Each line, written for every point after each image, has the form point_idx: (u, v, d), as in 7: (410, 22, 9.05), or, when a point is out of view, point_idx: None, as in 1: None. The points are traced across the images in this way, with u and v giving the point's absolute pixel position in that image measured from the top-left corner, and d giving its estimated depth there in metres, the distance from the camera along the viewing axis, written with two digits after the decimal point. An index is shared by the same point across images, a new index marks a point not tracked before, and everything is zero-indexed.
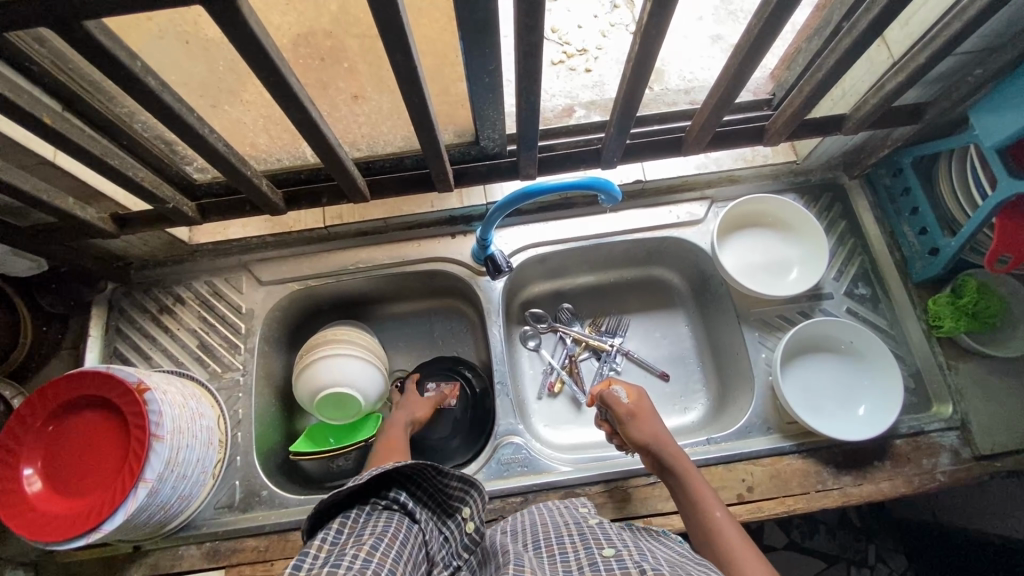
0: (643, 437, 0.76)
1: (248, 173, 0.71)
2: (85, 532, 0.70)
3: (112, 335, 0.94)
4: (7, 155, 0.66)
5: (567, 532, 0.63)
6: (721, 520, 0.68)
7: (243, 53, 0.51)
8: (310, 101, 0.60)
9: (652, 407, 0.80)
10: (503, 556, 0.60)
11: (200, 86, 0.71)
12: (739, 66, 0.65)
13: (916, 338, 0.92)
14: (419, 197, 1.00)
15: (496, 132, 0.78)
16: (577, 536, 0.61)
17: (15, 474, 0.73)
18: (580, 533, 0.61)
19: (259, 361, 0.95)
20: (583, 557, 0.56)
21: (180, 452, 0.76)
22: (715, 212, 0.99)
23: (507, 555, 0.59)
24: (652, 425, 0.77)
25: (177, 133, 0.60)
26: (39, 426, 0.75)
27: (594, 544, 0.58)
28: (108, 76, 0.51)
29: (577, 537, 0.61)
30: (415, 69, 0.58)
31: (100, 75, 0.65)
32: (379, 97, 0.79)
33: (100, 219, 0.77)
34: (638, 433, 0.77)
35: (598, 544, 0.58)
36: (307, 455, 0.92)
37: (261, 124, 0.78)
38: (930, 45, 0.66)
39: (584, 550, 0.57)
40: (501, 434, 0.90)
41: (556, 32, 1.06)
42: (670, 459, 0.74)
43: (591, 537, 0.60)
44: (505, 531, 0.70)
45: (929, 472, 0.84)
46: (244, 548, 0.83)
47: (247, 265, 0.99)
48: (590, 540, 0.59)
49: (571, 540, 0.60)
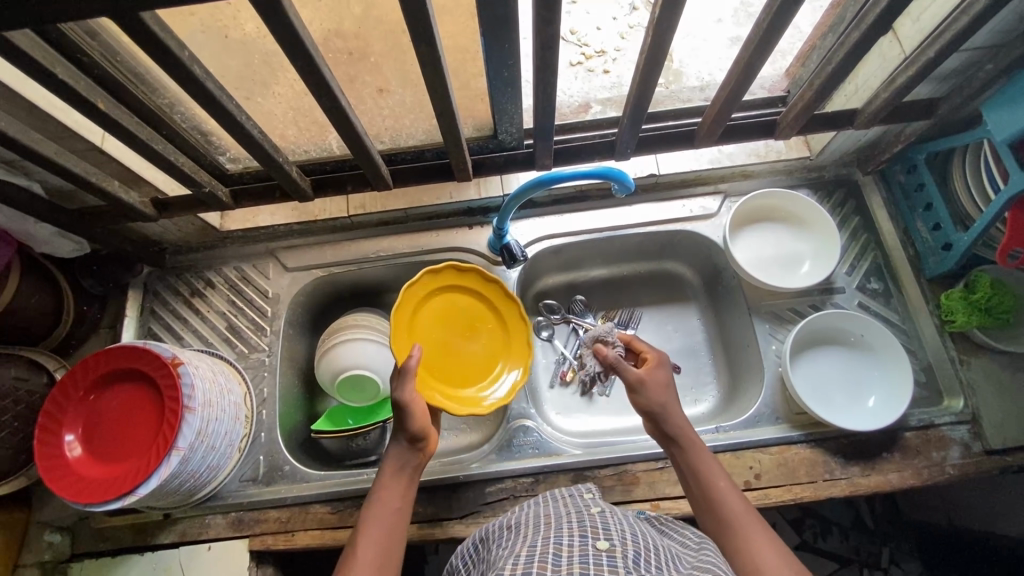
0: (658, 403, 0.75)
1: (281, 160, 0.76)
2: (121, 496, 0.74)
3: (146, 316, 1.00)
4: (60, 140, 0.72)
5: (568, 519, 0.62)
6: (725, 492, 0.67)
7: (283, 43, 0.55)
8: (341, 90, 0.64)
9: (666, 376, 0.78)
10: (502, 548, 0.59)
11: (237, 78, 0.76)
12: (750, 58, 0.67)
13: (928, 333, 0.92)
14: (438, 189, 1.03)
15: (514, 126, 0.81)
16: (575, 523, 0.60)
17: (58, 439, 0.78)
18: (580, 520, 0.61)
19: (284, 343, 1.00)
20: (575, 545, 0.55)
21: (210, 424, 0.80)
22: (728, 207, 1.01)
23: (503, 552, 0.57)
24: (663, 391, 0.76)
25: (217, 119, 0.64)
26: (81, 396, 0.80)
27: (590, 533, 0.58)
28: (160, 65, 0.55)
29: (576, 524, 0.60)
30: (439, 61, 0.61)
31: (146, 68, 0.70)
32: (403, 91, 0.83)
33: (142, 203, 0.82)
34: (652, 398, 0.75)
35: (593, 534, 0.57)
36: (327, 434, 0.95)
37: (291, 116, 0.83)
38: (939, 40, 0.67)
39: (579, 538, 0.56)
40: (513, 418, 0.93)
41: (575, 34, 1.09)
42: (675, 429, 0.74)
43: (589, 525, 0.59)
44: (504, 524, 0.68)
45: (938, 465, 0.85)
46: (266, 519, 0.88)
47: (273, 252, 1.03)
48: (586, 528, 0.59)
49: (568, 526, 0.60)
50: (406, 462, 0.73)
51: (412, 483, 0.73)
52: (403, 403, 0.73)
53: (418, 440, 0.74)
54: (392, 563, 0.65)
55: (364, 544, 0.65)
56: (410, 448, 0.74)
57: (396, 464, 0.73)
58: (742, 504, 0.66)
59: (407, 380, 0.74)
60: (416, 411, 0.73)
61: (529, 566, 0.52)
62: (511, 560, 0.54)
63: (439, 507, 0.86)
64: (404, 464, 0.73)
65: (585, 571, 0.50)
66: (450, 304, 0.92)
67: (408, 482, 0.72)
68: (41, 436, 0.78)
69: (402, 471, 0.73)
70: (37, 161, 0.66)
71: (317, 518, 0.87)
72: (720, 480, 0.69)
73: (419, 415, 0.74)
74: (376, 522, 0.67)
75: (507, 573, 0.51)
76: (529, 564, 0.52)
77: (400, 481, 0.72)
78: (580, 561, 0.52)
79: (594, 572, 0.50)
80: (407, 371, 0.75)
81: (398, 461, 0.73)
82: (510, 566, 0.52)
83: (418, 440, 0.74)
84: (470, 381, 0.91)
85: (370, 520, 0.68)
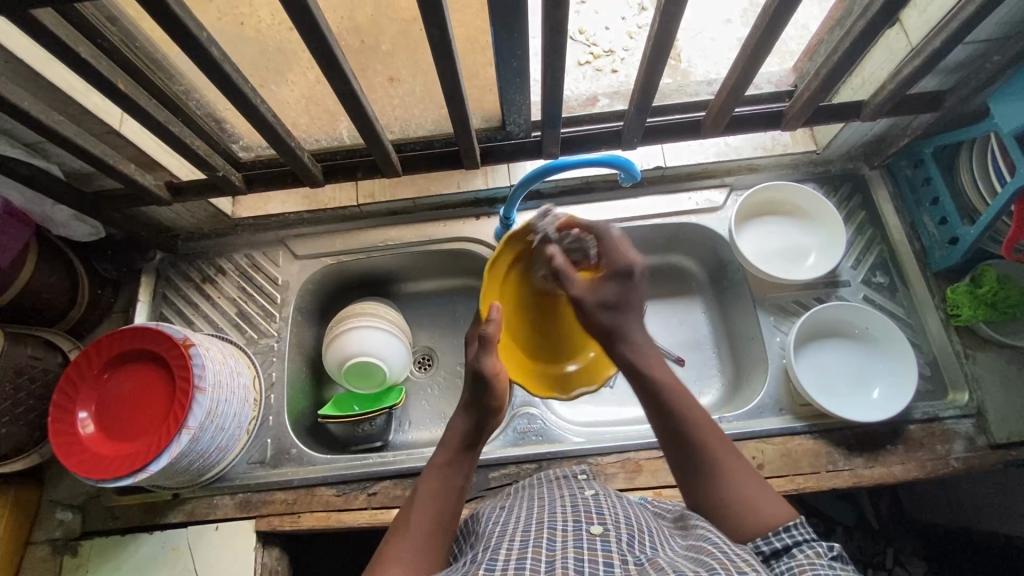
0: (610, 324, 0.70)
1: (294, 146, 0.77)
2: (132, 472, 0.75)
3: (158, 301, 1.02)
4: (80, 122, 0.74)
5: (562, 503, 0.62)
6: (695, 416, 0.63)
7: (299, 26, 0.57)
8: (353, 74, 0.65)
9: (628, 285, 0.71)
10: (497, 529, 0.59)
11: (251, 65, 0.77)
12: (756, 46, 0.68)
13: (933, 326, 0.92)
14: (446, 178, 1.05)
15: (522, 117, 0.82)
16: (569, 508, 0.60)
17: (72, 416, 0.80)
18: (574, 505, 0.61)
19: (293, 330, 1.01)
20: (569, 530, 0.55)
21: (220, 405, 0.82)
22: (734, 200, 1.01)
23: (497, 535, 0.57)
24: (618, 310, 0.70)
25: (233, 101, 0.66)
26: (95, 374, 0.82)
27: (584, 517, 0.58)
28: (179, 46, 0.57)
29: (570, 508, 0.60)
30: (450, 46, 0.62)
31: (164, 54, 0.72)
32: (413, 80, 0.84)
33: (157, 187, 0.84)
34: (606, 319, 0.70)
35: (587, 519, 0.57)
36: (332, 419, 0.95)
37: (303, 104, 0.84)
38: (945, 30, 0.68)
39: (573, 523, 0.57)
40: (518, 405, 0.94)
41: (583, 34, 1.09)
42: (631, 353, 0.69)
43: (583, 509, 0.59)
44: (498, 505, 0.69)
45: (943, 458, 0.85)
46: (273, 500, 0.89)
47: (283, 240, 1.05)
48: (580, 512, 0.59)
49: (562, 511, 0.60)
50: (472, 440, 0.69)
51: (474, 463, 0.69)
52: (484, 375, 0.69)
53: (487, 421, 0.70)
54: (445, 541, 0.61)
55: (418, 516, 0.61)
56: (478, 424, 0.69)
57: (458, 448, 0.67)
58: (710, 427, 0.63)
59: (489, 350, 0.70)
60: (496, 386, 0.69)
61: (524, 551, 0.52)
62: (505, 544, 0.54)
63: None
64: (470, 440, 0.69)
65: (580, 556, 0.50)
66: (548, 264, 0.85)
67: (471, 460, 0.68)
68: (55, 413, 0.80)
69: (467, 448, 0.68)
70: (58, 141, 0.67)
71: (323, 501, 0.88)
72: (686, 403, 0.64)
73: (499, 392, 0.71)
74: (433, 494, 0.63)
75: (501, 558, 0.51)
76: (523, 548, 0.52)
77: (463, 457, 0.67)
78: (575, 546, 0.52)
79: (589, 558, 0.50)
80: (487, 341, 0.71)
81: (465, 436, 0.68)
82: (505, 550, 0.52)
83: (488, 417, 0.70)
84: (573, 352, 0.87)
85: (425, 492, 0.64)
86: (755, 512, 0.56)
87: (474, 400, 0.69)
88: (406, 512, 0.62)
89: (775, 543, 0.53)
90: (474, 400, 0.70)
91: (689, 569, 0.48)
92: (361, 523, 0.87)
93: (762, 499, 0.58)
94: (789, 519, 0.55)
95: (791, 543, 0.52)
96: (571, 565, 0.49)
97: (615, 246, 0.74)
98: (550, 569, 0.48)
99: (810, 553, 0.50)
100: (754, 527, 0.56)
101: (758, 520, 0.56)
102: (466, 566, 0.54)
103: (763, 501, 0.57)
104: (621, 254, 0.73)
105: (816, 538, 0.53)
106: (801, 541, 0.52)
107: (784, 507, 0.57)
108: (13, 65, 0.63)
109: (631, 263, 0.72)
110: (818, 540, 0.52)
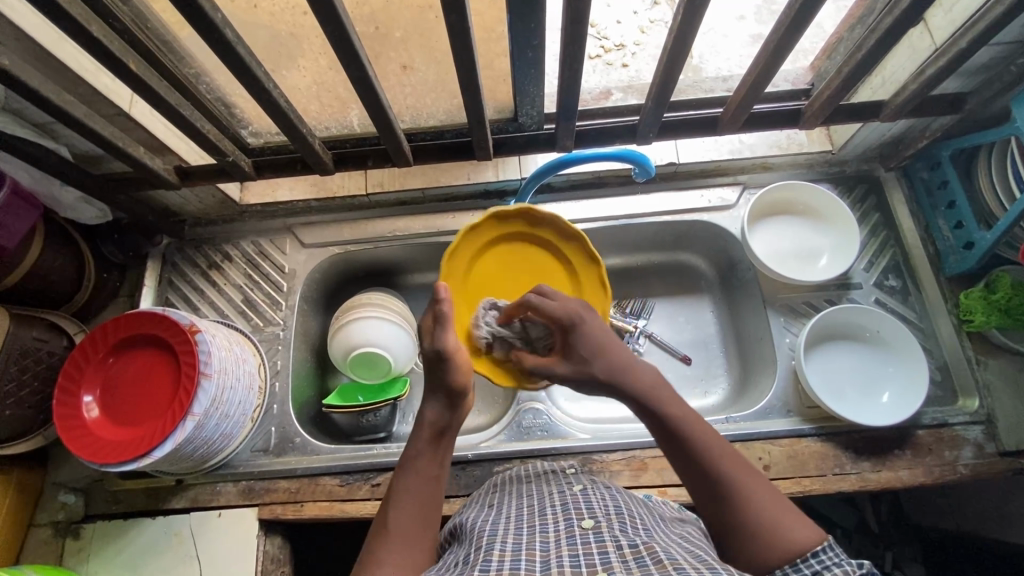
0: (601, 373, 0.68)
1: (305, 132, 0.76)
2: (136, 458, 0.74)
3: (164, 286, 1.01)
4: (90, 103, 0.73)
5: (551, 502, 0.61)
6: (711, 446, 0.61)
7: (316, 9, 0.55)
8: (368, 60, 0.64)
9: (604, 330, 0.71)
10: (483, 530, 0.58)
11: (264, 50, 0.76)
12: (779, 41, 0.67)
13: (945, 331, 0.92)
14: (456, 170, 1.03)
15: (535, 109, 0.81)
16: (559, 507, 0.60)
17: (76, 400, 0.79)
18: (563, 503, 0.60)
19: (298, 319, 1.01)
20: (560, 530, 0.55)
21: (225, 392, 0.81)
22: (747, 198, 1.00)
23: (486, 535, 0.56)
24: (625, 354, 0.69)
25: (245, 85, 0.65)
26: (100, 358, 0.82)
27: (574, 514, 0.57)
28: (195, 28, 0.57)
29: (560, 507, 0.59)
30: (468, 33, 0.61)
31: (175, 37, 0.71)
32: (426, 69, 0.83)
33: (166, 170, 0.83)
34: (591, 370, 0.69)
35: (577, 515, 0.57)
36: (337, 408, 0.94)
37: (314, 90, 0.83)
38: (973, 29, 0.67)
39: (564, 522, 0.56)
40: (523, 400, 0.95)
41: (595, 27, 1.08)
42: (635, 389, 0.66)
43: (573, 506, 0.59)
44: (486, 505, 0.68)
45: (950, 464, 0.84)
46: (277, 489, 0.89)
47: (292, 228, 1.04)
48: (570, 510, 0.58)
49: (553, 510, 0.59)
50: (444, 426, 0.67)
51: (449, 449, 0.67)
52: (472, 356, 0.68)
53: (458, 404, 0.68)
54: (429, 533, 0.61)
55: (397, 516, 0.60)
56: (449, 407, 0.68)
57: (428, 443, 0.65)
58: (732, 453, 0.61)
59: (447, 326, 0.69)
60: (461, 360, 0.68)
61: (518, 553, 0.51)
62: (497, 545, 0.53)
63: (447, 485, 0.87)
64: (442, 427, 0.67)
65: (574, 553, 0.50)
66: (507, 257, 0.88)
67: (445, 448, 0.67)
68: (59, 396, 0.79)
69: (439, 438, 0.66)
70: (67, 120, 0.66)
71: (326, 490, 0.89)
72: (704, 433, 0.62)
73: (461, 368, 0.69)
74: (411, 488, 0.62)
75: (495, 560, 0.50)
76: (516, 551, 0.51)
77: (437, 448, 0.65)
78: (569, 544, 0.52)
79: (583, 553, 0.50)
80: (444, 317, 0.69)
81: (436, 424, 0.66)
82: (498, 552, 0.51)
83: (458, 398, 0.68)
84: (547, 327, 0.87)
85: (402, 488, 0.62)
86: (788, 539, 0.53)
87: (438, 381, 0.68)
88: (385, 512, 0.61)
89: (805, 569, 0.51)
90: (438, 381, 0.68)
91: (686, 563, 0.47)
92: (364, 513, 0.87)
93: (792, 522, 0.55)
94: (817, 542, 0.53)
95: (821, 568, 0.50)
96: (565, 564, 0.48)
97: (546, 305, 0.72)
98: (546, 570, 0.48)
99: (841, 573, 0.48)
100: (782, 555, 0.53)
101: (788, 545, 0.53)
102: (456, 568, 0.52)
103: (791, 524, 0.55)
104: (556, 311, 0.71)
105: (846, 559, 0.50)
106: (831, 565, 0.50)
107: (808, 525, 0.55)
108: (23, 42, 0.62)
109: (575, 313, 0.71)
110: (848, 560, 0.50)
